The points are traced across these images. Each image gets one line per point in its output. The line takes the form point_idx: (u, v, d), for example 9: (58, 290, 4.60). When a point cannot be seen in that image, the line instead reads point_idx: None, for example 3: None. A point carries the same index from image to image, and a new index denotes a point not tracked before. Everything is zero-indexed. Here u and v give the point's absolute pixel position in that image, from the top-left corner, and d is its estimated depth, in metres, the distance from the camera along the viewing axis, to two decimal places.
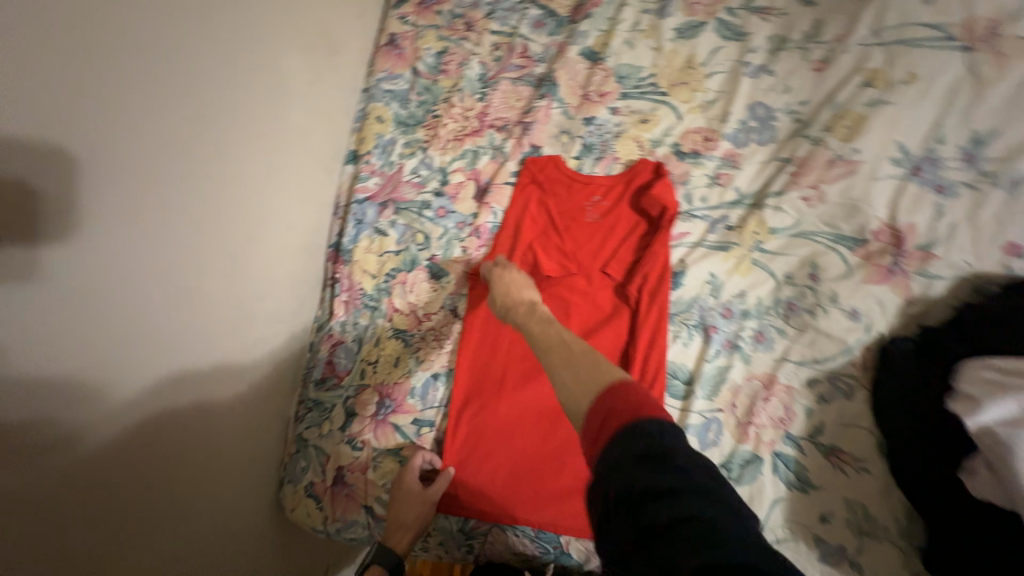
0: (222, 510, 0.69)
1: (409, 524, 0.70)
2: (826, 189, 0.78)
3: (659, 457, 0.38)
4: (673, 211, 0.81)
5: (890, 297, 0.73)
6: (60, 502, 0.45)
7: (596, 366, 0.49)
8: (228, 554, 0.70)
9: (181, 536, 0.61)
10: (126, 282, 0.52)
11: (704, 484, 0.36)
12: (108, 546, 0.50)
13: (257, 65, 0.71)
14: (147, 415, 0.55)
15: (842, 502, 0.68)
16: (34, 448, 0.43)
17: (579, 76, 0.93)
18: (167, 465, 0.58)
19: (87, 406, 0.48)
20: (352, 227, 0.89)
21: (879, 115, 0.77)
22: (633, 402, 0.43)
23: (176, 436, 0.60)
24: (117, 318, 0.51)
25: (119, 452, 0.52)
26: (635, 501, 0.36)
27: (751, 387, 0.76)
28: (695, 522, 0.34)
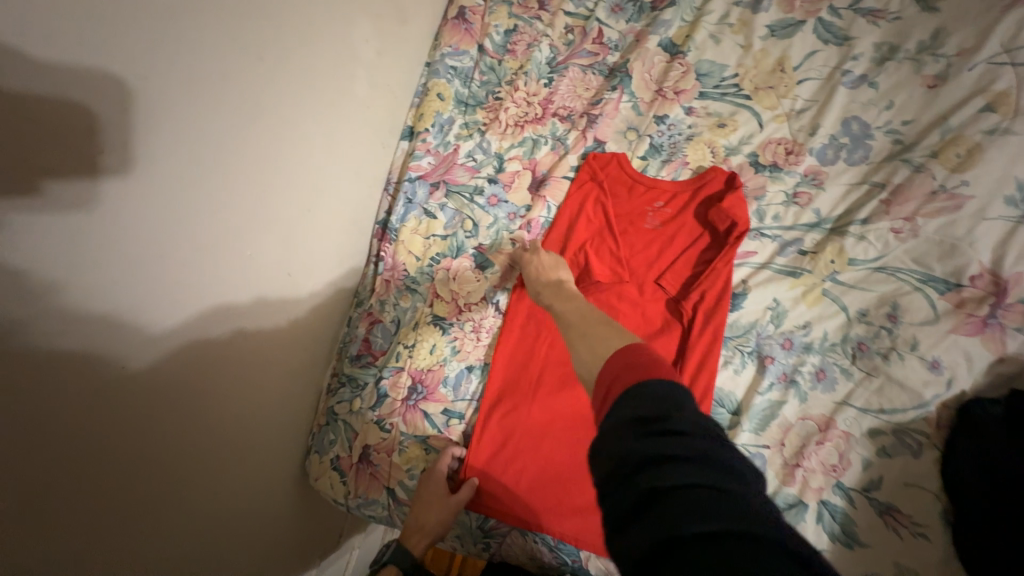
0: (255, 465, 0.71)
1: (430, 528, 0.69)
2: (921, 223, 0.71)
3: (665, 416, 0.35)
4: (744, 227, 0.75)
5: (980, 352, 0.66)
6: (97, 418, 0.45)
7: (611, 338, 0.48)
8: (253, 510, 0.73)
9: (206, 465, 0.61)
10: (181, 236, 0.51)
11: (717, 451, 0.33)
12: (136, 467, 0.50)
13: (326, 30, 0.68)
14: (194, 372, 0.56)
15: (891, 567, 0.62)
16: (78, 369, 0.42)
17: (655, 69, 0.86)
18: (208, 418, 0.60)
19: (134, 334, 0.47)
20: (402, 205, 0.87)
21: (999, 146, 0.68)
22: (645, 364, 0.40)
23: (218, 386, 0.61)
24: (169, 275, 0.50)
25: (166, 405, 0.53)
26: (629, 470, 0.33)
27: (804, 427, 0.70)
28: (699, 485, 0.31)
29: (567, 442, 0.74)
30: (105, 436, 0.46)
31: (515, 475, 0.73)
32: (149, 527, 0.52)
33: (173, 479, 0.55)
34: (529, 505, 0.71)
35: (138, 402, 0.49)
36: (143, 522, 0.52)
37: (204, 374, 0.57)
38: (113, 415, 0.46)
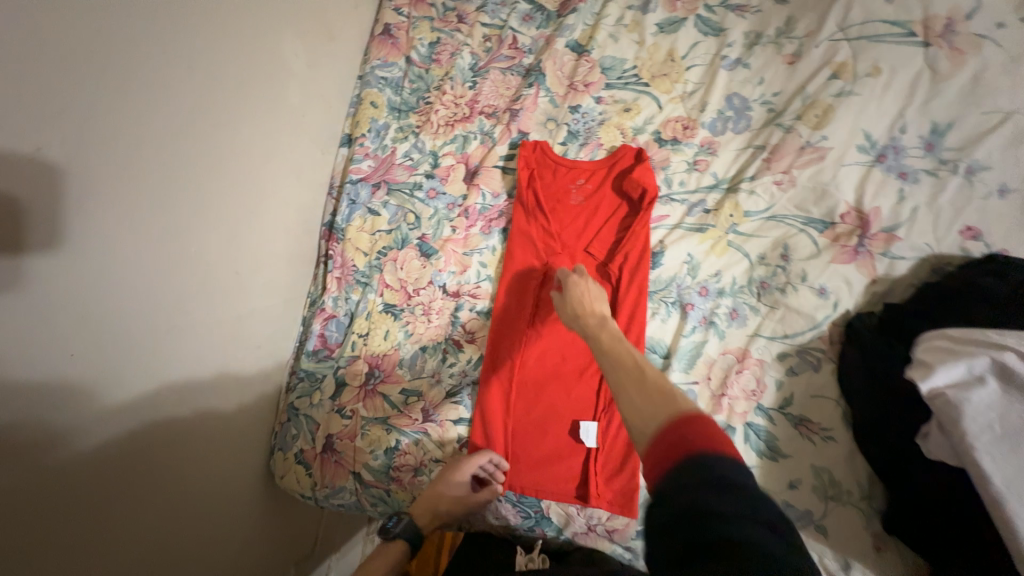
0: (224, 523, 0.75)
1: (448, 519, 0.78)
2: (796, 174, 0.83)
3: (727, 486, 0.35)
4: (653, 194, 0.85)
5: (856, 276, 0.78)
6: (64, 495, 0.50)
7: (670, 394, 0.46)
8: (216, 515, 0.73)
9: (175, 538, 0.65)
10: (117, 233, 0.55)
11: (768, 517, 0.34)
12: (103, 541, 0.55)
13: (256, 45, 0.75)
14: (138, 364, 0.59)
15: (809, 470, 0.72)
16: (42, 439, 0.48)
17: (565, 67, 0.97)
18: (160, 415, 0.62)
19: (91, 399, 0.53)
20: (346, 206, 0.92)
21: (846, 105, 0.82)
22: (708, 441, 0.39)
23: (181, 455, 0.66)
24: (104, 267, 0.54)
25: (109, 393, 0.55)
26: (692, 518, 0.35)
27: (725, 360, 0.79)
28: (754, 552, 0.32)
29: (520, 405, 0.80)
30: (43, 427, 0.48)
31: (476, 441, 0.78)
32: (103, 537, 0.55)
33: (135, 493, 0.59)
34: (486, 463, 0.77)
35: (95, 448, 0.54)
36: (91, 522, 0.53)
37: (151, 372, 0.61)
38: (77, 490, 0.52)
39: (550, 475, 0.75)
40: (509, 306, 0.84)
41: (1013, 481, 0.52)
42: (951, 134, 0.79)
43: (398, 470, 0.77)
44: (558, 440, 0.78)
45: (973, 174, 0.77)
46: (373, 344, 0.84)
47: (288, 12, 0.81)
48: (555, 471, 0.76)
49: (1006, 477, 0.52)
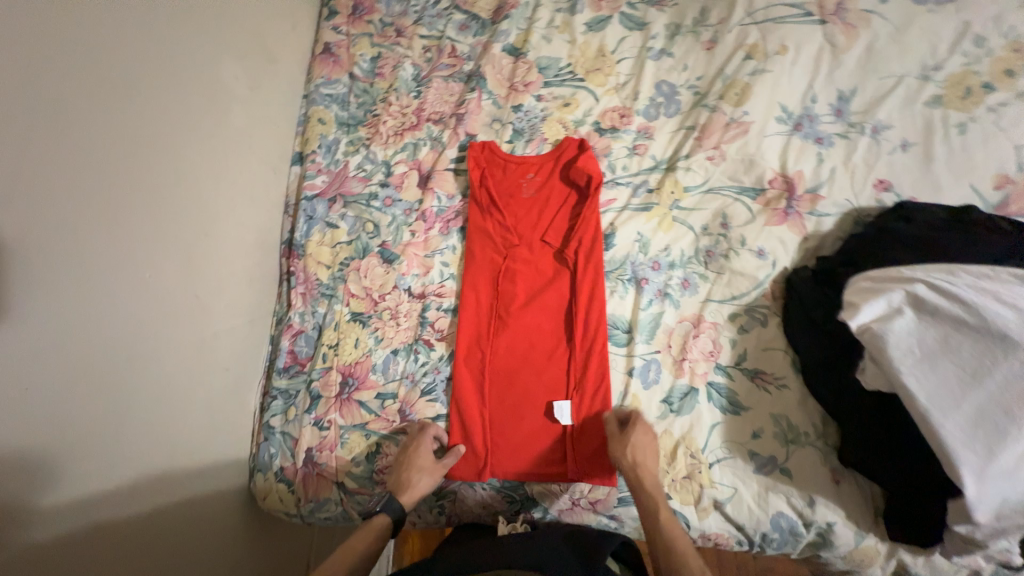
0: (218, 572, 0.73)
1: (421, 489, 0.71)
2: (725, 148, 0.90)
3: None
4: (598, 179, 0.90)
5: (790, 235, 0.85)
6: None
7: None
8: (199, 552, 0.70)
9: None
10: (61, 258, 0.55)
11: None
12: None
13: (191, 71, 0.77)
14: (99, 388, 0.59)
15: (769, 418, 0.77)
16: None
17: (504, 69, 1.01)
18: (125, 438, 0.62)
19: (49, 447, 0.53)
20: (304, 222, 0.93)
21: (761, 81, 0.90)
22: None
23: (151, 526, 0.64)
24: (53, 294, 0.54)
25: (73, 419, 0.56)
26: None
27: (682, 328, 0.84)
28: None
29: (493, 394, 0.82)
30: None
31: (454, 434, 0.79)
32: None
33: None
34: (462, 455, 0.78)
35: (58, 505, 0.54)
36: (55, 545, 0.52)
37: (112, 396, 0.61)
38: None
39: (528, 458, 0.78)
40: (473, 301, 0.87)
41: (934, 397, 0.57)
42: (856, 98, 0.89)
43: (381, 473, 0.78)
44: (535, 424, 0.80)
45: (879, 133, 0.87)
46: (344, 353, 0.84)
47: (223, 39, 0.84)
48: (534, 454, 0.78)
49: (927, 394, 0.58)
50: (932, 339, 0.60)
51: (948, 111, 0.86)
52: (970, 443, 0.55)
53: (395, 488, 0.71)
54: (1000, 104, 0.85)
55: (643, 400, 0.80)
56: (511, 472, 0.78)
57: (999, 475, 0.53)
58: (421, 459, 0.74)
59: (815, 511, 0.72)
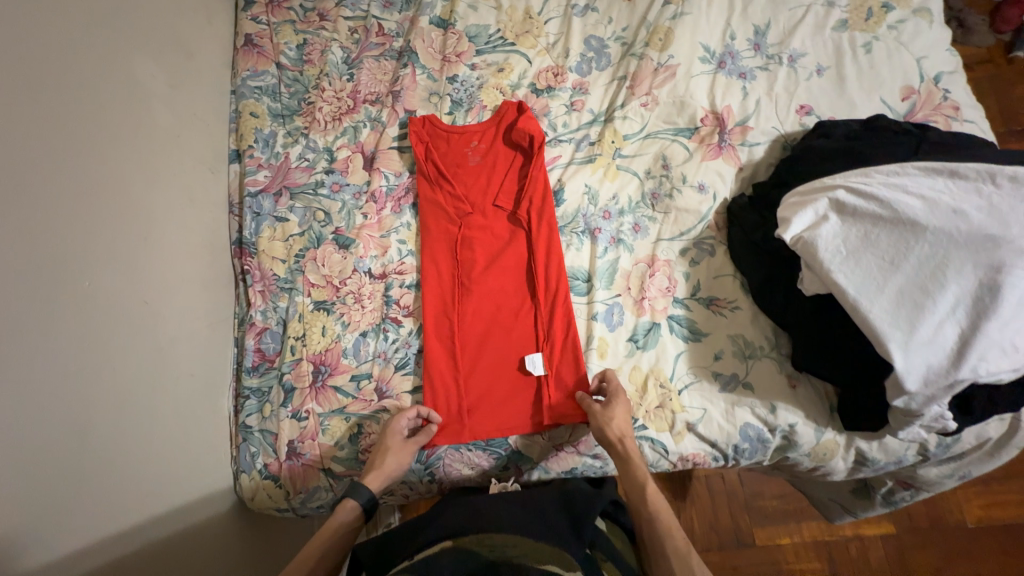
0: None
1: (390, 469, 0.72)
2: (657, 93, 0.93)
3: None
4: (540, 138, 0.92)
5: (726, 167, 0.89)
6: None
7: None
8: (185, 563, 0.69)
9: None
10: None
11: None
12: None
13: (105, 71, 0.74)
14: (56, 401, 0.58)
15: (727, 340, 0.82)
16: None
17: (434, 42, 1.01)
18: (94, 448, 0.61)
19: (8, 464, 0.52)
20: (251, 220, 0.91)
21: (681, 25, 0.93)
22: None
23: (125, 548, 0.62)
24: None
25: (32, 432, 0.55)
26: None
27: (639, 269, 0.87)
28: None
29: (466, 360, 0.84)
30: None
31: (433, 403, 0.81)
32: None
33: None
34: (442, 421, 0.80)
35: (29, 521, 0.53)
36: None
37: (69, 406, 0.59)
38: None
39: (508, 414, 0.81)
40: (435, 273, 0.88)
41: (860, 287, 0.63)
42: (771, 31, 0.93)
43: (367, 452, 0.78)
44: (511, 380, 0.83)
45: (795, 61, 0.92)
46: (312, 343, 0.84)
47: (134, 35, 0.81)
48: (513, 409, 0.81)
49: (855, 286, 0.63)
50: (855, 237, 0.65)
51: (854, 33, 0.92)
52: (893, 322, 0.60)
53: (366, 470, 0.72)
54: (898, 22, 0.92)
55: (611, 342, 0.83)
56: (493, 430, 0.80)
57: (920, 345, 0.59)
58: (390, 440, 0.74)
59: (778, 417, 0.77)
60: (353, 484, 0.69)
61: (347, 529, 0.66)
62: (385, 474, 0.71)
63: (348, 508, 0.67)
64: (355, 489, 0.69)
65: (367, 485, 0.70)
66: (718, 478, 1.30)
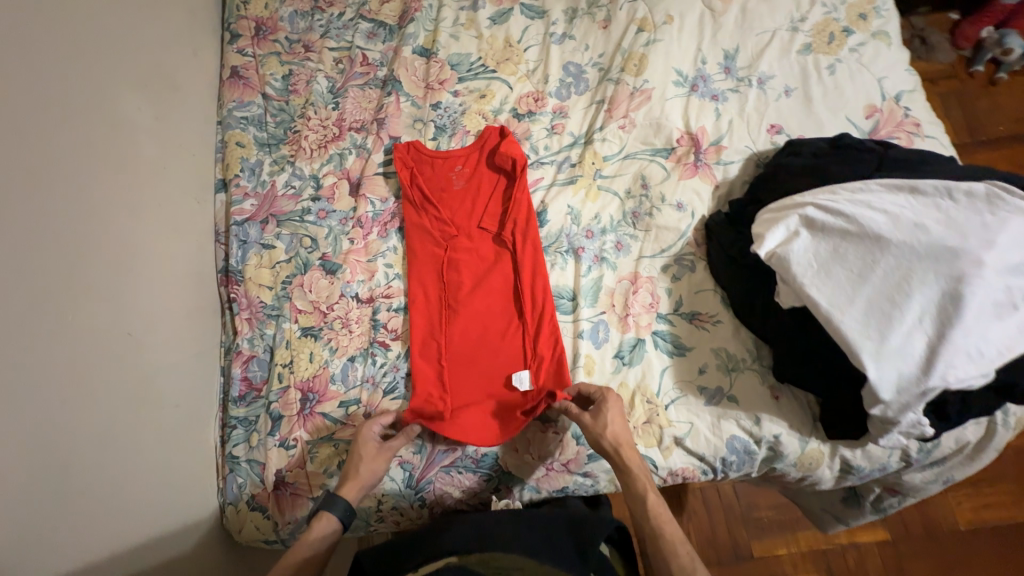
0: None
1: (364, 478, 0.72)
2: (634, 116, 0.96)
3: None
4: (522, 161, 0.94)
5: (702, 186, 0.92)
6: None
7: None
8: None
9: None
10: None
11: None
12: None
13: (92, 107, 0.75)
14: (37, 441, 0.57)
15: (710, 353, 0.83)
16: None
17: (418, 70, 1.04)
18: (75, 487, 0.60)
19: None
20: (238, 248, 0.92)
21: (655, 50, 0.97)
22: None
23: None
24: None
25: (14, 473, 0.54)
26: None
27: (622, 286, 0.89)
28: None
29: (455, 382, 0.85)
30: None
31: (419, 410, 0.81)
32: None
33: None
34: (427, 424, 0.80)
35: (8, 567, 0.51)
36: None
37: (47, 446, 0.58)
38: None
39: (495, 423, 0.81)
40: (423, 296, 0.89)
41: (833, 300, 0.65)
42: (740, 55, 0.98)
43: None
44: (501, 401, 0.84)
45: (764, 83, 0.96)
46: (299, 370, 0.84)
47: (119, 71, 0.82)
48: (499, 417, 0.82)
49: (828, 299, 0.65)
50: (825, 251, 0.68)
51: (818, 56, 0.96)
52: (865, 332, 0.62)
53: (341, 481, 0.72)
54: (859, 45, 0.97)
55: (597, 359, 0.84)
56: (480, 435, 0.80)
57: (892, 355, 0.60)
58: (364, 448, 0.74)
59: (762, 428, 0.78)
60: (328, 496, 0.69)
61: (323, 541, 0.66)
62: (361, 484, 0.71)
63: (322, 520, 0.67)
64: (331, 502, 0.69)
65: (342, 497, 0.69)
66: (713, 490, 1.30)
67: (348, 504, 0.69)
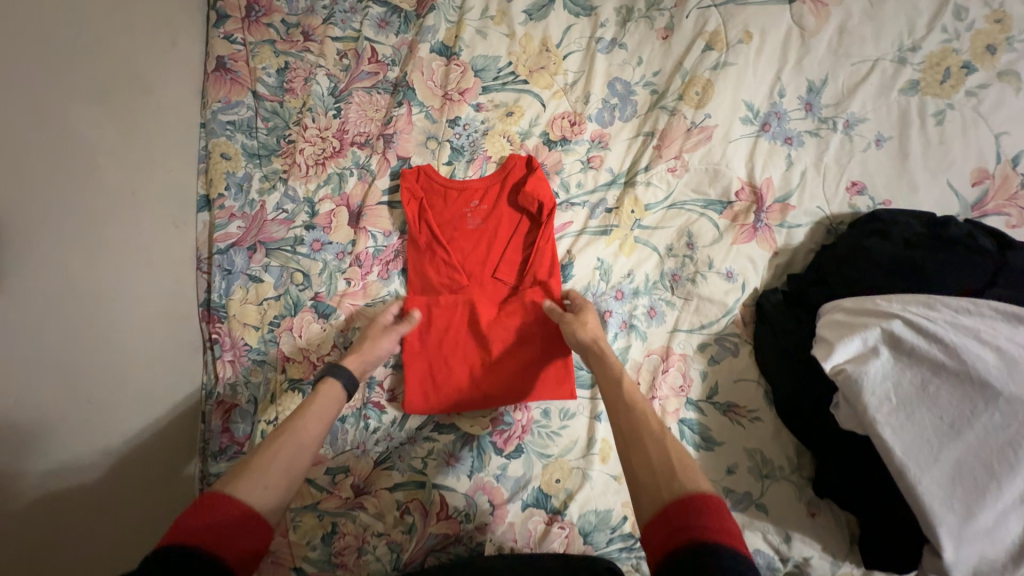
0: None
1: (366, 355, 0.72)
2: (688, 157, 0.80)
3: None
4: (550, 205, 0.81)
5: (759, 252, 0.78)
6: None
7: (659, 485, 0.48)
8: None
9: None
10: None
11: None
12: None
13: (40, 134, 0.64)
14: None
15: (743, 453, 0.73)
16: None
17: (435, 74, 0.87)
18: None
19: None
20: (221, 279, 0.82)
21: (723, 76, 0.80)
22: (711, 524, 0.43)
23: None
24: None
25: None
26: None
27: (651, 362, 0.78)
28: None
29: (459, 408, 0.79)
30: None
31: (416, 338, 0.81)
32: None
33: None
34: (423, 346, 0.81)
35: None
36: None
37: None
38: None
39: (492, 403, 0.79)
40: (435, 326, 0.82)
41: (911, 450, 0.54)
42: (826, 90, 0.80)
43: (341, 555, 0.71)
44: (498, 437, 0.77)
45: (852, 128, 0.79)
46: None
47: (73, 80, 0.68)
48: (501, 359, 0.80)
49: (904, 446, 0.54)
50: (910, 383, 0.56)
51: (925, 99, 0.78)
52: (947, 500, 0.52)
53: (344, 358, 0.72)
54: (979, 87, 0.77)
55: (613, 444, 0.77)
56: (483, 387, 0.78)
57: (974, 534, 0.51)
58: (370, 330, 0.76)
59: (792, 547, 0.70)
60: (332, 365, 0.67)
61: (330, 401, 0.63)
62: (364, 359, 0.72)
63: (329, 378, 0.65)
64: (336, 371, 0.66)
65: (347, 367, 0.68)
66: None
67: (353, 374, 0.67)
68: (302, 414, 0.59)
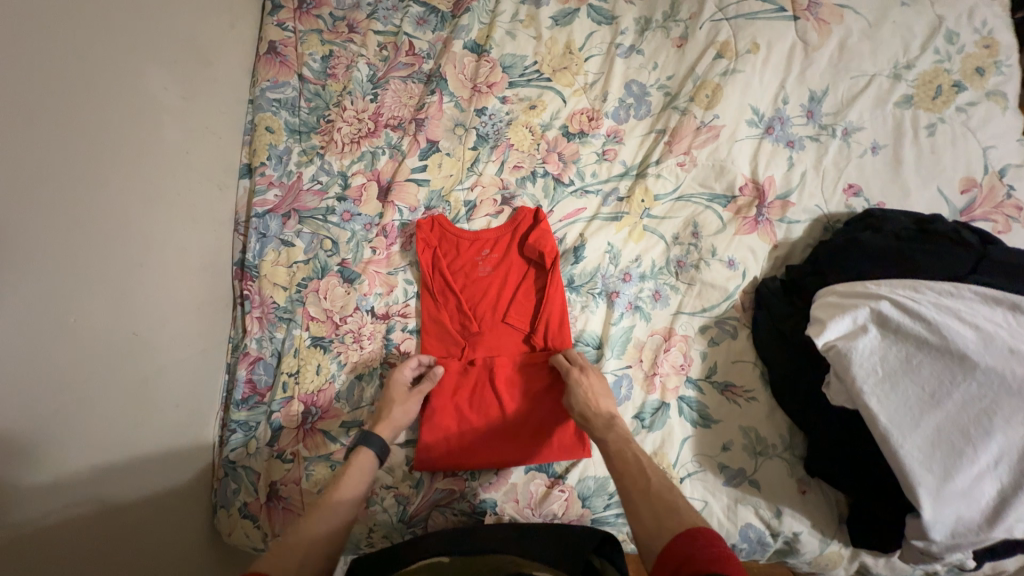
0: None
1: (397, 419, 0.74)
2: (696, 153, 0.87)
3: None
4: (554, 252, 0.85)
5: (759, 244, 0.83)
6: None
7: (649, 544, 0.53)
8: None
9: None
10: None
11: None
12: None
13: (117, 84, 0.70)
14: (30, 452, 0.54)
15: (738, 431, 0.77)
16: None
17: (466, 68, 0.95)
18: (60, 497, 0.57)
19: None
20: (256, 241, 0.88)
21: (732, 82, 0.87)
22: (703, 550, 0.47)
23: None
24: None
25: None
26: None
27: (653, 341, 0.82)
28: None
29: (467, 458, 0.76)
30: None
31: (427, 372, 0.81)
32: None
33: None
34: (434, 390, 0.80)
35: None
36: None
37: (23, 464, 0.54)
38: None
39: (502, 456, 0.76)
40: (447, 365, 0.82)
41: (897, 418, 0.58)
42: (827, 100, 0.87)
43: None
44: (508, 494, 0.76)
45: (850, 135, 0.85)
46: (304, 381, 0.80)
47: (148, 44, 0.76)
48: (511, 403, 0.79)
49: (890, 415, 0.58)
50: (895, 358, 0.60)
51: (918, 112, 0.85)
52: (928, 463, 0.56)
53: (374, 423, 0.74)
54: (968, 105, 0.84)
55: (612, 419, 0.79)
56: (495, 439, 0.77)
57: (954, 496, 0.55)
58: (393, 390, 0.77)
59: (782, 522, 0.73)
60: (364, 432, 0.70)
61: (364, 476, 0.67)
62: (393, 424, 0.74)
63: (365, 449, 0.69)
64: (367, 438, 0.70)
65: (378, 434, 0.71)
66: None
67: (383, 441, 0.70)
68: (336, 484, 0.65)
